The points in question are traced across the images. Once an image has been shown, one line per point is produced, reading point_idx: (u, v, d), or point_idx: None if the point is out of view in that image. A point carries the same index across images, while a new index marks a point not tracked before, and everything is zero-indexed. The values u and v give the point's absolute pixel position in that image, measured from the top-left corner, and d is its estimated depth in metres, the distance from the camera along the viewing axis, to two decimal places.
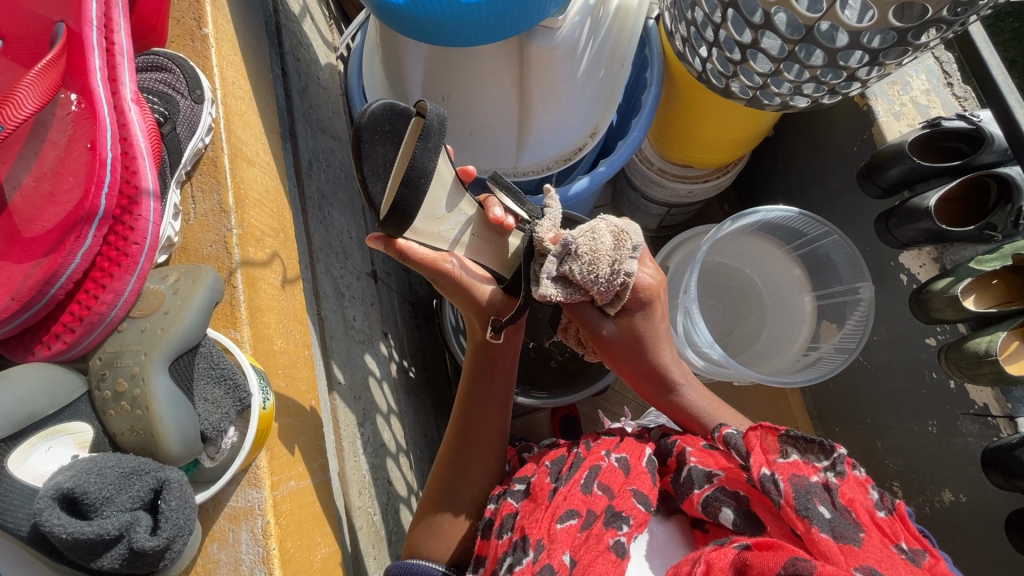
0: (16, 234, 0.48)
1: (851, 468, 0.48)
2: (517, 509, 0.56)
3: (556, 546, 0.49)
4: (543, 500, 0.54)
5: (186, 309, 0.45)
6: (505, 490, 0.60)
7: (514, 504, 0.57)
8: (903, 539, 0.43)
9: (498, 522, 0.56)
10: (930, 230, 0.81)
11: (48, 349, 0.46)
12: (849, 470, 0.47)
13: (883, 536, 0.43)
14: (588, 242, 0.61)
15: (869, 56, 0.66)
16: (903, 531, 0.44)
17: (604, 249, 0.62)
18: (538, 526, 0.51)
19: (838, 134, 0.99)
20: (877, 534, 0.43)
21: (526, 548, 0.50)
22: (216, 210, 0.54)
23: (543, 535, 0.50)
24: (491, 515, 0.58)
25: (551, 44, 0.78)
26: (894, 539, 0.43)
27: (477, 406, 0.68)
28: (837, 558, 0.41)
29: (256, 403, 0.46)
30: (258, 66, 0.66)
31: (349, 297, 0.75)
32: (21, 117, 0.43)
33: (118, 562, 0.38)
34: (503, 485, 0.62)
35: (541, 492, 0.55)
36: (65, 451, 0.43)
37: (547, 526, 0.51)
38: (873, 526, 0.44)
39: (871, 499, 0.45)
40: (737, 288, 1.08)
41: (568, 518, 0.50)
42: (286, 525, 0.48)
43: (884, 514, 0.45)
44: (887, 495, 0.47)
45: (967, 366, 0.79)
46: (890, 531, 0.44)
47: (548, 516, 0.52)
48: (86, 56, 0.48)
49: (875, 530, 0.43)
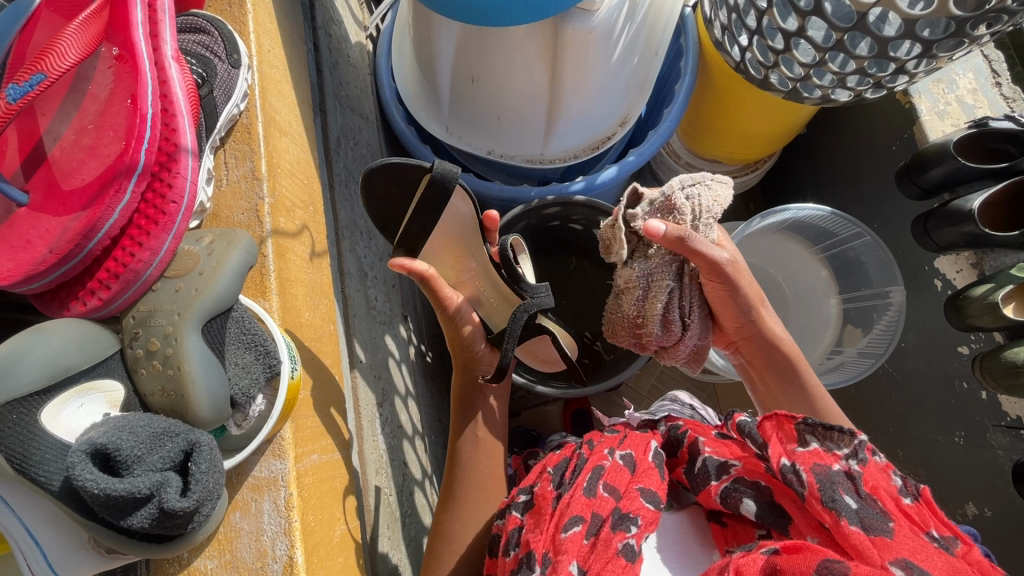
0: (55, 186, 0.47)
1: (873, 454, 0.46)
2: (521, 522, 0.55)
3: (563, 558, 0.47)
4: (546, 509, 0.53)
5: (221, 272, 0.44)
6: (509, 503, 0.59)
7: (518, 518, 0.56)
8: (933, 526, 0.42)
9: (504, 538, 0.55)
10: (971, 233, 0.78)
11: (83, 305, 0.46)
12: (870, 456, 0.46)
13: (912, 524, 0.42)
14: (708, 198, 0.59)
15: (921, 47, 0.64)
16: (931, 518, 0.43)
17: (707, 210, 0.60)
18: (540, 539, 0.50)
19: (877, 131, 0.96)
20: (906, 522, 0.42)
21: (532, 564, 0.49)
22: (249, 178, 0.53)
23: (548, 548, 0.49)
24: (498, 531, 0.58)
25: (588, 27, 0.76)
26: (924, 528, 0.42)
27: (472, 445, 0.67)
28: (870, 553, 0.39)
29: (285, 372, 0.46)
30: (292, 37, 0.65)
31: (372, 277, 0.75)
32: (64, 67, 0.43)
33: (148, 521, 0.38)
34: (507, 499, 0.61)
35: (544, 500, 0.54)
36: (96, 409, 0.43)
37: (552, 536, 0.50)
38: (900, 514, 0.42)
39: (895, 485, 0.44)
40: (761, 287, 1.03)
41: (572, 525, 0.49)
42: (308, 498, 0.48)
43: (909, 500, 0.43)
44: (910, 480, 0.45)
45: (1003, 377, 0.76)
46: (920, 519, 0.42)
47: (553, 526, 0.51)
48: (129, 10, 0.47)
49: (903, 518, 0.42)
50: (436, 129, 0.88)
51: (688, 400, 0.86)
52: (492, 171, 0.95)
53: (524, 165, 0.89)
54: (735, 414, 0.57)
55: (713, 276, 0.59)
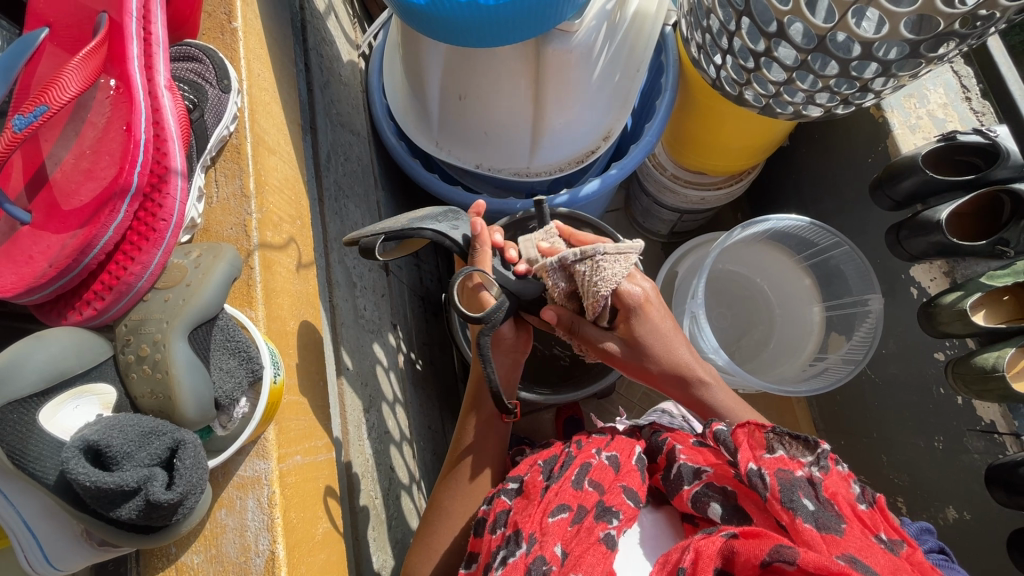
0: (55, 207, 0.50)
1: (835, 463, 0.48)
2: (509, 506, 0.57)
3: (548, 538, 0.49)
4: (535, 497, 0.55)
5: (207, 282, 0.47)
6: (498, 490, 0.61)
7: (507, 501, 0.58)
8: (882, 529, 0.44)
9: (490, 520, 0.57)
10: (940, 243, 0.81)
11: (79, 315, 0.49)
12: (833, 465, 0.48)
13: (864, 527, 0.44)
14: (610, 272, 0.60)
15: (882, 66, 0.67)
16: (883, 522, 0.45)
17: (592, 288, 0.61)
18: (528, 521, 0.52)
19: (852, 144, 1.00)
20: (857, 525, 0.44)
21: (518, 541, 0.51)
22: (238, 195, 0.56)
23: (535, 529, 0.51)
24: (484, 514, 0.59)
25: (568, 47, 0.80)
26: (873, 530, 0.44)
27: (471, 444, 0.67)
28: (819, 547, 0.42)
29: (267, 377, 0.49)
30: (282, 61, 0.69)
31: (361, 287, 0.77)
32: (65, 98, 0.46)
33: (135, 513, 0.40)
34: (495, 487, 0.63)
35: (534, 489, 0.56)
36: (90, 410, 0.45)
37: (539, 519, 0.52)
38: (854, 518, 0.44)
39: (853, 492, 0.46)
40: (747, 297, 1.08)
41: (560, 512, 0.51)
42: (290, 497, 0.50)
43: (865, 506, 0.45)
44: (868, 487, 0.47)
45: (973, 382, 0.79)
46: (871, 522, 0.44)
47: (541, 510, 0.53)
48: (125, 45, 0.50)
49: (856, 522, 0.44)
50: (426, 144, 0.91)
51: (678, 412, 0.88)
52: (480, 184, 0.98)
53: (511, 178, 0.92)
54: (712, 422, 0.59)
55: (613, 361, 0.65)
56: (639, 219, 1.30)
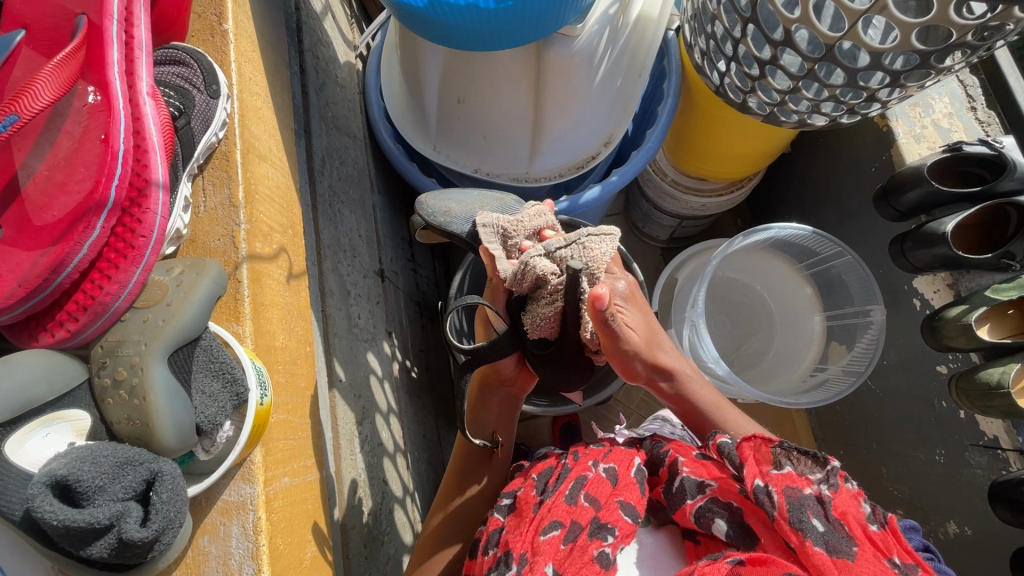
0: (27, 221, 0.49)
1: (845, 481, 0.47)
2: (503, 524, 0.56)
3: (539, 559, 0.48)
4: (528, 514, 0.53)
5: (189, 301, 0.46)
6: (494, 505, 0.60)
7: (501, 519, 0.57)
8: (896, 553, 0.42)
9: (484, 539, 0.56)
10: (945, 256, 0.79)
11: (51, 336, 0.47)
12: (842, 482, 0.47)
13: (876, 550, 0.42)
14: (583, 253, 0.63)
15: (890, 78, 0.65)
16: (896, 545, 0.42)
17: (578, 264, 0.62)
18: (521, 540, 0.51)
19: (856, 153, 0.98)
20: (869, 547, 0.42)
21: (509, 562, 0.50)
22: (226, 205, 0.54)
23: (526, 548, 0.50)
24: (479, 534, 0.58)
25: (569, 52, 0.78)
26: (886, 553, 0.42)
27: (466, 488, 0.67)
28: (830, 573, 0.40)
29: (253, 399, 0.46)
30: (275, 63, 0.67)
31: (355, 295, 0.75)
32: (37, 108, 0.44)
33: (107, 551, 0.38)
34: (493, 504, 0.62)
35: (527, 505, 0.55)
36: (62, 438, 0.43)
37: (531, 538, 0.50)
38: (866, 540, 0.42)
39: (864, 512, 0.44)
40: (746, 304, 1.07)
41: (552, 529, 0.50)
42: (277, 522, 0.48)
43: (876, 527, 0.43)
44: (880, 507, 0.45)
45: (977, 398, 0.77)
46: (883, 545, 0.42)
47: (532, 529, 0.51)
48: (106, 50, 0.49)
49: (868, 544, 0.42)
50: (423, 148, 0.89)
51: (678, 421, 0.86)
52: None
53: (510, 184, 0.90)
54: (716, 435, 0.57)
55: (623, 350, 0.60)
56: (639, 224, 1.28)
